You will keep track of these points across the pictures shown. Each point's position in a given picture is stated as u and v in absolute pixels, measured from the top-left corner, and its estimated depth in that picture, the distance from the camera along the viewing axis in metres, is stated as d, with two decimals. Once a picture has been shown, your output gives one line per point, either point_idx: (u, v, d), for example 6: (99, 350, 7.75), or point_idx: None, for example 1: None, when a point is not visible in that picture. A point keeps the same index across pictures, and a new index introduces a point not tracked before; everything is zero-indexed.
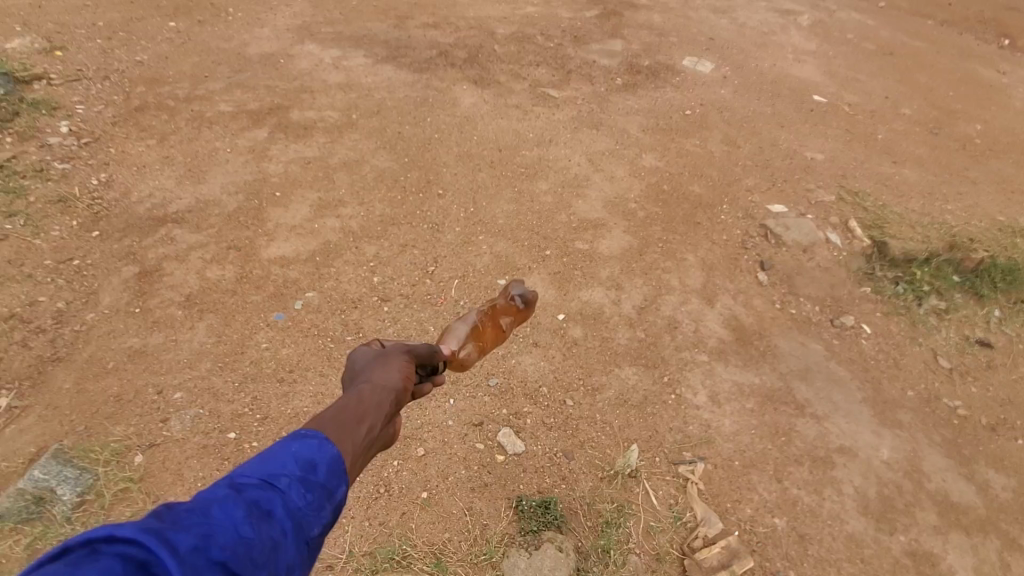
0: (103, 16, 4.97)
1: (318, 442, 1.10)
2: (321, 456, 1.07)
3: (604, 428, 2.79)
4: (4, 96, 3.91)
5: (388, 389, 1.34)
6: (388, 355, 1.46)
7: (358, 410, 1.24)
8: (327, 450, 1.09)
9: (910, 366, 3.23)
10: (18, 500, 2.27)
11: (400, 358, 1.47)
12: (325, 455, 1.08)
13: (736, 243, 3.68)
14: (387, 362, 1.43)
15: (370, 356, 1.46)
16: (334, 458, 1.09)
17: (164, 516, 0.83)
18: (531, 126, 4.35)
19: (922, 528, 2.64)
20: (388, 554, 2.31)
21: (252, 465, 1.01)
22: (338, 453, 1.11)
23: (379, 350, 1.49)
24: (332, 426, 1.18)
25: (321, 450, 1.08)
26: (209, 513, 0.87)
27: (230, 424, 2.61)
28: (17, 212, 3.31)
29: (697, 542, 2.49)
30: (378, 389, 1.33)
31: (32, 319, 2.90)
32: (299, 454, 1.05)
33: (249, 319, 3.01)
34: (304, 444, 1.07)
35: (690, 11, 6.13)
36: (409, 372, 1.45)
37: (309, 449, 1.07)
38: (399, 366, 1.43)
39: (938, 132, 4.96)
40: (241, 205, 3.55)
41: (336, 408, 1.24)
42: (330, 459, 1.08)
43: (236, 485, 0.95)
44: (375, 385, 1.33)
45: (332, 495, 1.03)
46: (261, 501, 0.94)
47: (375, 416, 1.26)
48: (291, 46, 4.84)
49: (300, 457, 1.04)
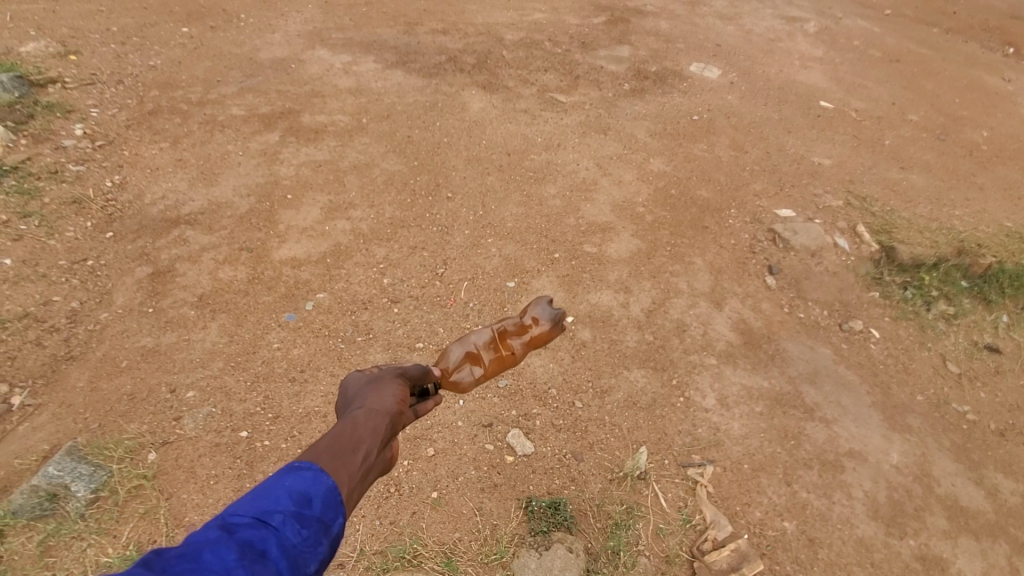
0: (117, 21, 5.05)
1: (313, 473, 1.12)
2: (316, 489, 1.09)
3: (613, 430, 2.80)
4: (20, 99, 3.98)
5: (382, 414, 1.36)
6: (381, 380, 1.48)
7: (354, 437, 1.25)
8: (322, 481, 1.11)
9: (919, 371, 3.23)
10: (32, 496, 2.28)
11: (393, 383, 1.49)
12: (321, 487, 1.10)
13: (744, 247, 3.69)
14: (379, 388, 1.45)
15: (363, 384, 1.47)
16: (330, 490, 1.11)
17: (154, 563, 0.85)
18: (539, 130, 4.38)
19: (933, 533, 2.63)
20: (398, 553, 2.31)
21: (247, 501, 1.04)
22: (334, 484, 1.12)
23: (372, 376, 1.52)
24: (327, 455, 1.18)
25: (317, 483, 1.10)
26: (201, 557, 0.89)
27: (242, 423, 2.63)
28: (32, 213, 3.36)
29: (706, 545, 2.48)
30: (371, 414, 1.34)
31: (47, 318, 2.93)
32: (293, 488, 1.07)
33: (261, 319, 3.03)
34: (298, 478, 1.09)
35: (697, 18, 6.17)
36: (403, 396, 1.47)
37: (304, 482, 1.09)
38: (391, 391, 1.45)
39: (945, 138, 4.97)
40: (253, 207, 3.59)
41: (330, 436, 1.25)
42: (325, 491, 1.10)
43: (229, 526, 0.98)
44: (369, 411, 1.35)
45: (328, 529, 1.06)
46: (255, 541, 0.97)
47: (371, 441, 1.27)
48: (302, 52, 4.90)
49: (294, 491, 1.06)
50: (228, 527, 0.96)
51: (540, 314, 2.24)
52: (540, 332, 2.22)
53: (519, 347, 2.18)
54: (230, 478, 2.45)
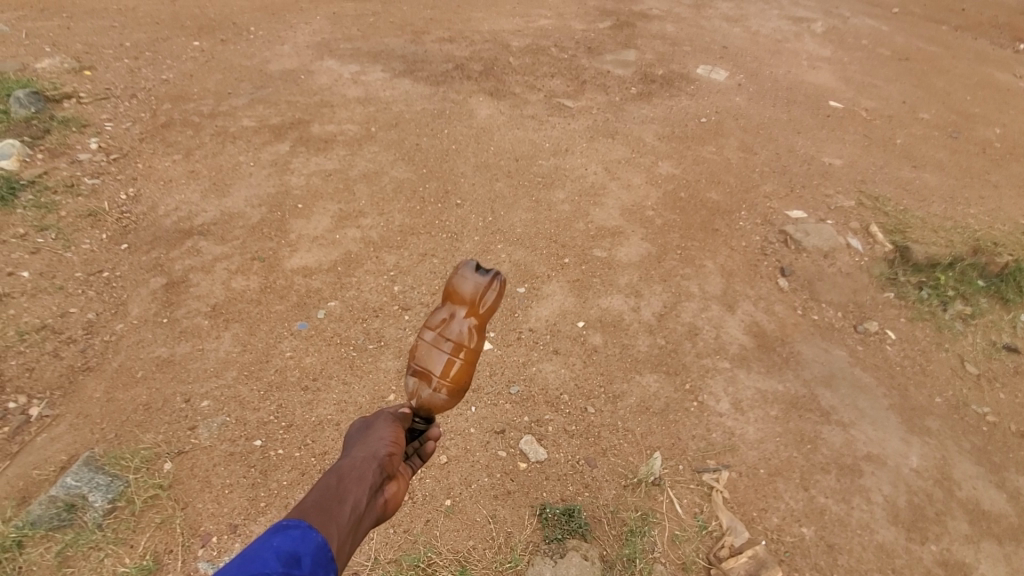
0: (130, 36, 5.14)
1: (302, 531, 1.12)
2: (305, 547, 1.08)
3: (626, 435, 2.77)
4: (36, 114, 4.06)
5: (373, 458, 1.35)
6: (372, 422, 1.47)
7: (340, 489, 1.25)
8: (311, 539, 1.11)
9: (937, 372, 3.17)
10: (50, 507, 2.30)
11: (385, 423, 1.48)
12: (310, 545, 1.09)
13: (755, 249, 3.66)
14: (370, 431, 1.45)
15: (357, 429, 1.48)
16: (320, 547, 1.11)
17: None
18: (547, 135, 4.39)
19: (955, 537, 2.58)
20: (413, 561, 2.31)
21: (233, 566, 1.00)
22: (323, 540, 1.12)
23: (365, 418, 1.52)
24: (315, 510, 1.20)
25: (305, 541, 1.09)
26: None
27: (256, 432, 2.64)
28: (49, 226, 3.41)
29: (723, 551, 2.45)
30: (360, 461, 1.33)
31: (64, 330, 2.97)
32: (281, 548, 1.05)
33: (273, 328, 3.06)
34: (285, 537, 1.08)
35: (703, 21, 6.16)
36: (397, 435, 1.45)
37: (292, 540, 1.08)
38: (382, 431, 1.43)
39: (957, 136, 4.91)
40: (265, 217, 3.62)
41: (317, 490, 1.25)
42: (314, 549, 1.09)
43: None
44: (358, 457, 1.35)
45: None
46: None
47: (359, 490, 1.27)
48: (311, 63, 4.96)
49: (282, 551, 1.05)
50: None
51: (471, 283, 1.59)
52: (484, 303, 1.59)
53: (469, 330, 1.55)
54: (244, 487, 2.47)
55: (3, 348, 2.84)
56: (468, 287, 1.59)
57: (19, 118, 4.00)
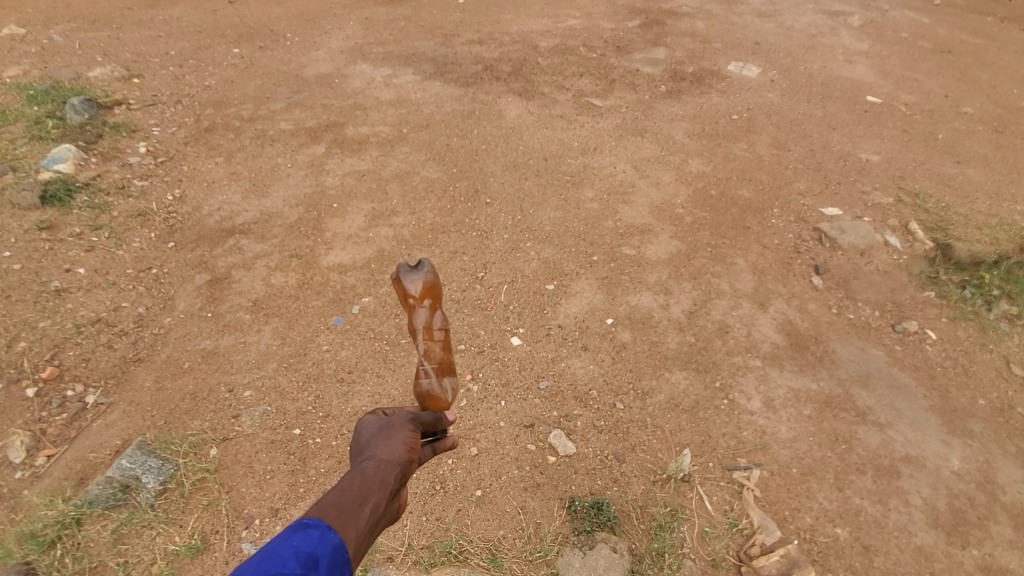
0: (175, 45, 5.38)
1: (320, 531, 1.15)
2: (323, 548, 1.11)
3: (656, 432, 2.78)
4: (89, 121, 4.31)
5: (394, 463, 1.40)
6: (394, 426, 1.53)
7: (363, 490, 1.29)
8: (328, 540, 1.14)
9: (980, 373, 3.07)
10: (107, 487, 2.45)
11: (405, 427, 1.54)
12: (327, 546, 1.12)
13: (788, 247, 3.61)
14: (390, 434, 1.50)
15: (376, 430, 1.53)
16: (337, 547, 1.14)
17: None
18: (576, 134, 4.41)
19: (998, 543, 2.50)
20: (445, 548, 2.37)
21: (254, 563, 1.04)
22: (340, 541, 1.16)
23: (386, 420, 1.58)
24: (336, 510, 1.23)
25: (323, 542, 1.13)
26: None
27: (295, 421, 2.75)
28: (103, 226, 3.61)
29: (754, 549, 2.43)
30: (382, 465, 1.38)
31: (116, 323, 3.14)
32: (300, 549, 1.09)
33: (311, 323, 3.17)
34: (305, 537, 1.12)
35: (734, 17, 6.08)
36: (415, 441, 1.51)
37: (311, 542, 1.11)
38: (403, 436, 1.49)
39: (1003, 130, 4.73)
40: (302, 216, 3.75)
41: (340, 488, 1.29)
42: (331, 550, 1.13)
43: None
44: (379, 461, 1.40)
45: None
46: None
47: (379, 493, 1.31)
48: (345, 67, 5.10)
49: (301, 551, 1.08)
50: None
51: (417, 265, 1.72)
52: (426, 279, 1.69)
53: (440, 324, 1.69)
54: (285, 473, 2.57)
55: (61, 339, 3.01)
56: (400, 283, 1.71)
57: (74, 125, 4.25)
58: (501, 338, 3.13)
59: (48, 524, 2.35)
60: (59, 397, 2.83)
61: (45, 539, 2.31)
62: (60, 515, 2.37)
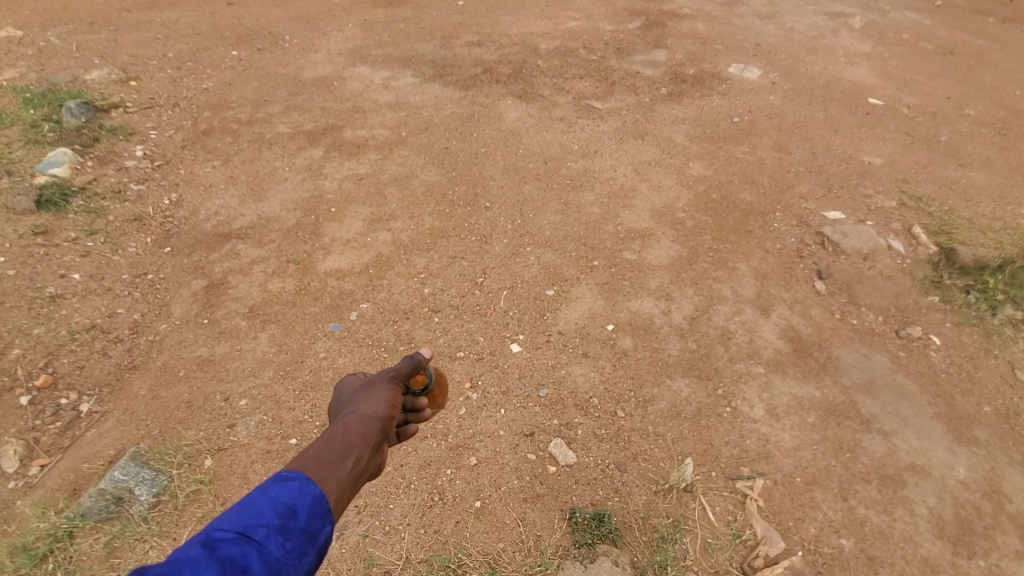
0: (173, 47, 5.35)
1: (300, 483, 1.15)
2: (303, 499, 1.12)
3: (658, 440, 2.74)
4: (86, 124, 4.26)
5: (376, 418, 1.39)
6: (375, 383, 1.51)
7: (345, 444, 1.29)
8: (308, 491, 1.14)
9: (986, 380, 3.03)
10: (99, 500, 2.41)
11: (386, 384, 1.52)
12: (307, 497, 1.13)
13: (791, 251, 3.58)
14: (372, 391, 1.48)
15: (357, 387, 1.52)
16: (317, 499, 1.15)
17: None
18: (576, 137, 4.37)
19: (1004, 553, 2.46)
20: (443, 562, 2.33)
21: (231, 515, 1.06)
22: (321, 493, 1.16)
23: (367, 378, 1.56)
24: (316, 463, 1.23)
25: (303, 493, 1.13)
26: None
27: (292, 431, 2.71)
28: (99, 231, 3.58)
29: (757, 561, 2.39)
30: (365, 419, 1.38)
31: (111, 329, 3.10)
32: (278, 500, 1.09)
33: (308, 329, 3.13)
34: (283, 489, 1.12)
35: (735, 19, 6.05)
36: (397, 397, 1.50)
37: (289, 493, 1.12)
38: (385, 392, 1.48)
39: (1006, 132, 4.69)
40: (299, 221, 3.71)
41: (321, 442, 1.29)
42: (311, 501, 1.13)
43: (211, 543, 1.00)
44: (362, 416, 1.39)
45: (314, 539, 1.09)
46: (237, 557, 1.00)
47: (362, 447, 1.31)
48: (343, 70, 5.07)
49: (278, 503, 1.09)
50: (209, 545, 0.98)
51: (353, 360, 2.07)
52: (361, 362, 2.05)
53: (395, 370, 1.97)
54: None
55: (56, 346, 2.98)
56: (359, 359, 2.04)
57: (70, 128, 4.21)
58: (501, 345, 3.09)
59: (40, 536, 2.32)
60: (53, 405, 2.79)
61: (37, 552, 2.28)
62: (53, 528, 2.33)
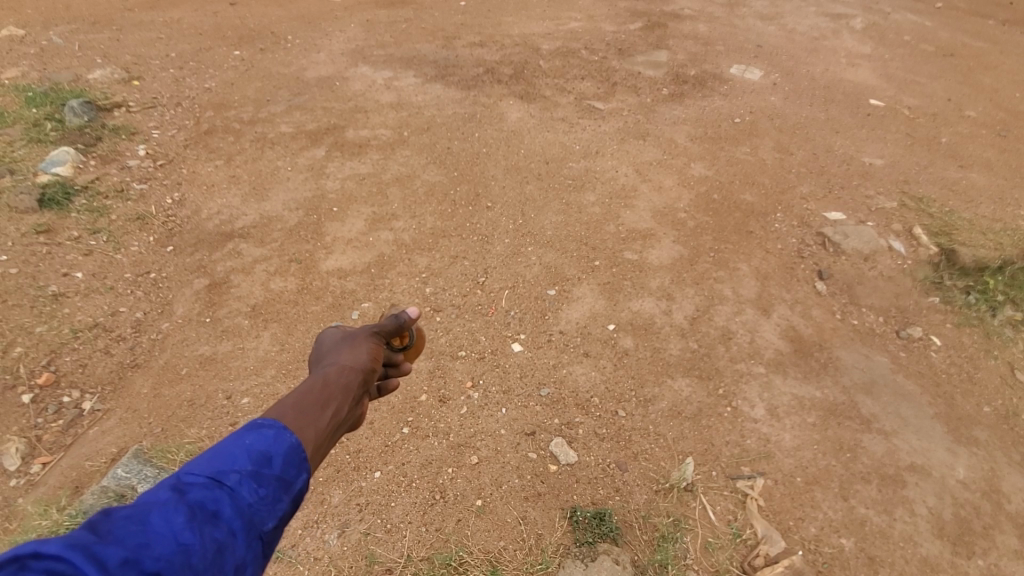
0: (175, 47, 5.36)
1: (275, 431, 1.14)
2: (278, 447, 1.11)
3: (658, 440, 2.75)
4: (89, 123, 4.27)
5: (356, 370, 1.40)
6: (356, 336, 1.52)
7: (324, 395, 1.28)
8: (284, 439, 1.13)
9: (986, 381, 3.04)
10: (102, 497, 2.39)
11: (368, 339, 1.53)
12: (282, 446, 1.11)
13: (792, 252, 3.58)
14: (353, 344, 1.50)
15: (338, 340, 1.52)
16: (293, 447, 1.13)
17: (98, 527, 0.87)
18: (577, 138, 4.38)
19: (1004, 553, 2.46)
20: (444, 560, 2.33)
21: (203, 460, 1.05)
22: (297, 442, 1.14)
23: (348, 330, 1.57)
24: (294, 412, 1.22)
25: (278, 442, 1.12)
26: (147, 520, 0.92)
27: None
28: (101, 229, 3.59)
29: (758, 560, 2.40)
30: (345, 371, 1.39)
31: (114, 328, 3.11)
32: (253, 447, 1.08)
33: (309, 328, 3.14)
34: (259, 436, 1.10)
35: (737, 20, 6.06)
36: (378, 350, 1.52)
37: (265, 441, 1.10)
38: (367, 345, 1.50)
39: (1006, 134, 4.70)
40: (302, 220, 3.72)
41: (301, 391, 1.28)
42: (287, 449, 1.12)
43: (181, 487, 0.99)
44: (342, 367, 1.40)
45: (290, 486, 1.07)
46: (207, 502, 0.98)
47: (341, 399, 1.31)
48: (345, 70, 5.08)
49: (253, 450, 1.08)
50: (179, 489, 0.98)
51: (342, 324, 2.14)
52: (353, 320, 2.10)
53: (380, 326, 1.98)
54: None
55: (58, 344, 2.99)
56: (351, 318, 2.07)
57: (73, 127, 4.22)
58: (502, 344, 3.10)
59: (41, 534, 2.29)
60: (55, 403, 2.80)
61: None
62: (54, 526, 2.34)
